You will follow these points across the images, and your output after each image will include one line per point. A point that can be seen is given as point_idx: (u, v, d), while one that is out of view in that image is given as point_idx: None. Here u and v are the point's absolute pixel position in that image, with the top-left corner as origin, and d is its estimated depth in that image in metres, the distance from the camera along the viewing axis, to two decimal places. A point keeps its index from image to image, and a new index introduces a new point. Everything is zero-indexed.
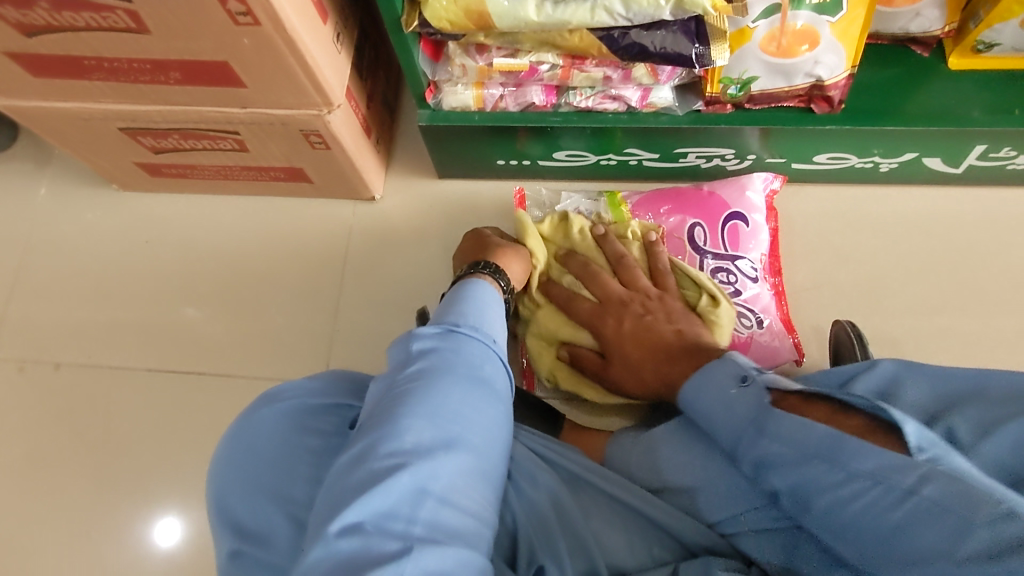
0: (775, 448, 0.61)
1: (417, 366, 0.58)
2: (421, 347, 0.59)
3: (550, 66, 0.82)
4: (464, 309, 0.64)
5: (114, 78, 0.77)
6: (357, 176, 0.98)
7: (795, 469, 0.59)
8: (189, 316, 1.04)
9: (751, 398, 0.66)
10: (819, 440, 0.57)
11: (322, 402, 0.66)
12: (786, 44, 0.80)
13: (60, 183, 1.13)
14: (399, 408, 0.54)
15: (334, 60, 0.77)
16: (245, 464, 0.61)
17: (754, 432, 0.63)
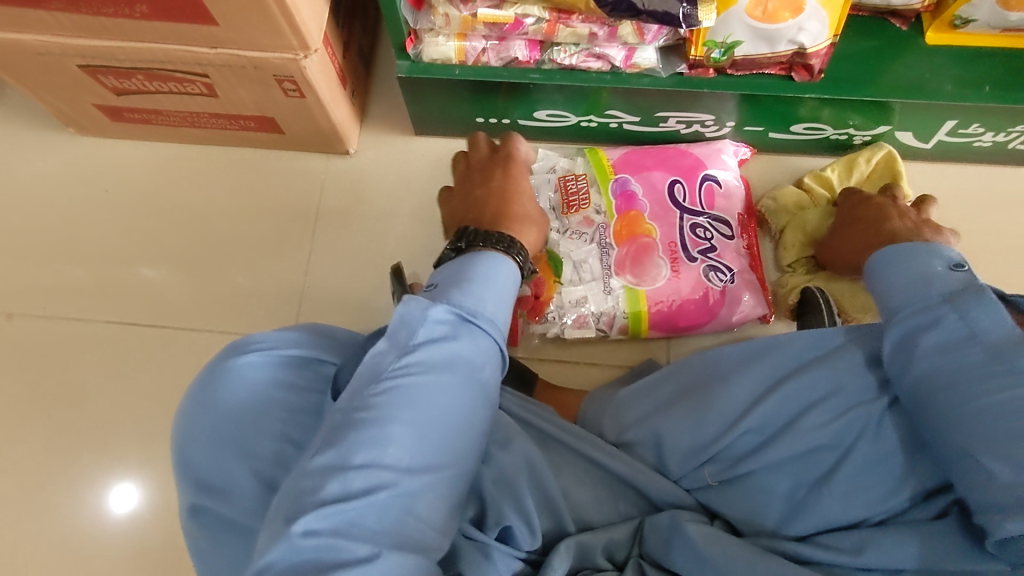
0: (962, 332, 0.59)
1: (419, 357, 0.56)
2: (427, 338, 0.57)
3: (536, 20, 0.80)
4: (481, 294, 0.62)
5: (74, 9, 0.72)
6: (331, 128, 0.96)
7: (958, 349, 0.58)
8: (155, 274, 1.01)
9: (952, 278, 0.64)
10: (999, 338, 0.57)
11: (294, 356, 0.64)
12: (771, 9, 0.79)
13: (12, 124, 1.07)
14: (391, 408, 0.53)
15: (312, 0, 0.74)
16: (212, 418, 0.61)
17: (946, 307, 0.61)
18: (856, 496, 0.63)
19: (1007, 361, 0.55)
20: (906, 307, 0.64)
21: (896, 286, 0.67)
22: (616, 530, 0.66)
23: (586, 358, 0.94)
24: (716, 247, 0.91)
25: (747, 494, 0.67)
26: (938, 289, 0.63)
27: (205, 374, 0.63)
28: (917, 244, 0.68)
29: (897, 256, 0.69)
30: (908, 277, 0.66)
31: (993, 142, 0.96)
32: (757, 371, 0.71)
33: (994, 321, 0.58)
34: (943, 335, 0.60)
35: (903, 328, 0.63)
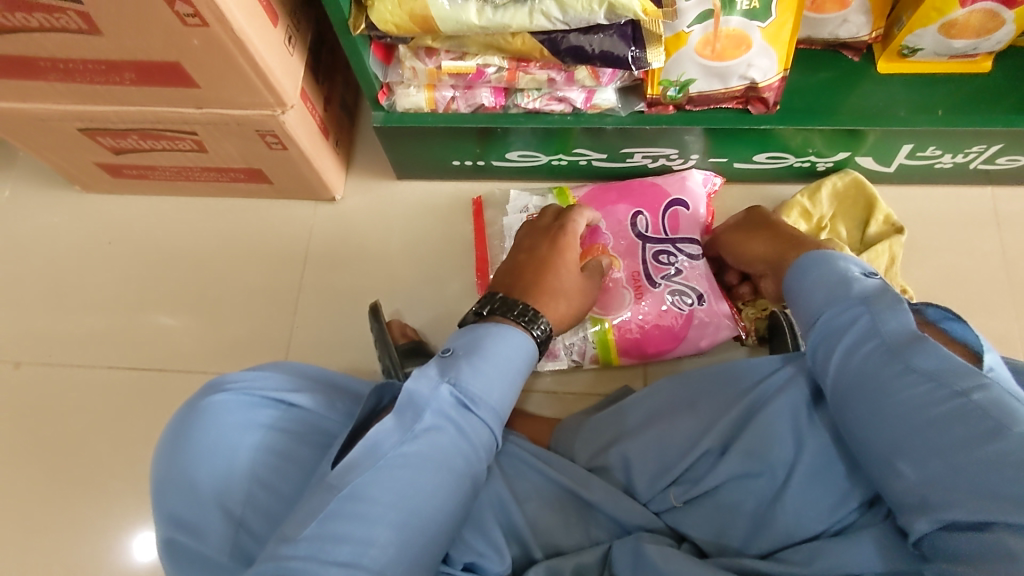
0: (866, 333, 0.59)
1: (417, 444, 0.60)
2: (427, 422, 0.61)
3: (497, 68, 0.86)
4: (490, 379, 0.65)
5: (70, 79, 0.79)
6: (315, 177, 1.01)
7: (861, 351, 0.59)
8: (171, 325, 1.06)
9: (869, 284, 0.63)
10: (898, 337, 0.57)
11: (268, 396, 0.68)
12: (720, 48, 0.84)
13: (24, 185, 1.15)
14: (383, 493, 0.56)
15: (286, 61, 0.80)
16: (184, 457, 0.64)
17: (862, 309, 0.60)
18: (811, 509, 0.64)
19: (902, 359, 0.56)
20: (823, 312, 0.63)
21: (810, 295, 0.66)
22: (585, 554, 0.68)
23: (564, 388, 0.96)
24: (682, 271, 0.93)
25: (708, 512, 0.68)
26: (852, 292, 0.62)
27: (183, 416, 0.67)
28: (824, 252, 0.68)
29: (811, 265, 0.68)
30: (819, 285, 0.65)
31: (953, 163, 0.98)
32: (710, 401, 0.74)
33: (898, 322, 0.58)
34: (850, 337, 0.60)
35: (821, 335, 0.63)
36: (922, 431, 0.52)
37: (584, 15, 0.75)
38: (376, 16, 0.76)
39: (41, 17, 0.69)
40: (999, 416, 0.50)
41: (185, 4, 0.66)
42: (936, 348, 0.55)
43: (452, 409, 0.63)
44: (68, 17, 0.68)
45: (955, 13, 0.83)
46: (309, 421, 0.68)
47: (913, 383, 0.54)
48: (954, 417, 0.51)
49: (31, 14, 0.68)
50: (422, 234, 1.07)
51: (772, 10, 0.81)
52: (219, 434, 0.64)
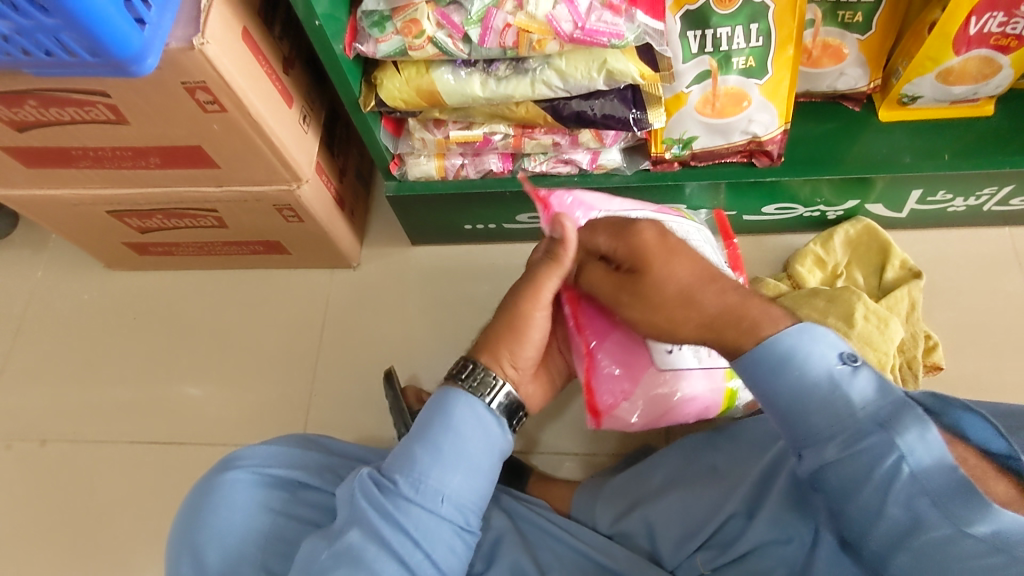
0: (886, 475, 0.50)
1: (345, 541, 0.58)
2: (389, 531, 0.58)
3: (503, 135, 0.88)
4: (402, 456, 0.60)
5: (99, 166, 0.84)
6: (331, 246, 1.04)
7: (877, 486, 0.50)
8: (200, 396, 1.07)
9: (865, 386, 0.52)
10: (934, 479, 0.49)
11: (280, 475, 0.67)
12: (720, 106, 0.86)
13: (56, 265, 1.19)
14: None
15: (301, 139, 0.84)
16: (193, 542, 0.63)
17: (876, 435, 0.50)
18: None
19: (952, 508, 0.48)
20: (828, 437, 0.52)
21: (790, 400, 0.54)
22: None
23: (585, 449, 0.94)
24: None
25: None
26: (847, 412, 0.52)
27: (196, 495, 0.66)
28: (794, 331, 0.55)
29: (782, 360, 0.54)
30: (790, 386, 0.54)
31: (966, 206, 0.97)
32: (732, 469, 0.72)
33: (935, 457, 0.49)
34: (852, 470, 0.51)
35: (823, 463, 0.52)
36: None
37: (584, 82, 0.77)
38: (384, 93, 0.79)
39: (72, 111, 0.73)
40: None
41: (205, 92, 0.70)
42: (961, 501, 0.48)
43: (411, 515, 0.58)
44: (97, 110, 0.73)
45: (951, 61, 0.84)
46: (321, 499, 0.67)
47: (967, 538, 0.47)
48: None
49: (63, 108, 0.72)
50: (437, 297, 1.09)
51: (768, 68, 0.83)
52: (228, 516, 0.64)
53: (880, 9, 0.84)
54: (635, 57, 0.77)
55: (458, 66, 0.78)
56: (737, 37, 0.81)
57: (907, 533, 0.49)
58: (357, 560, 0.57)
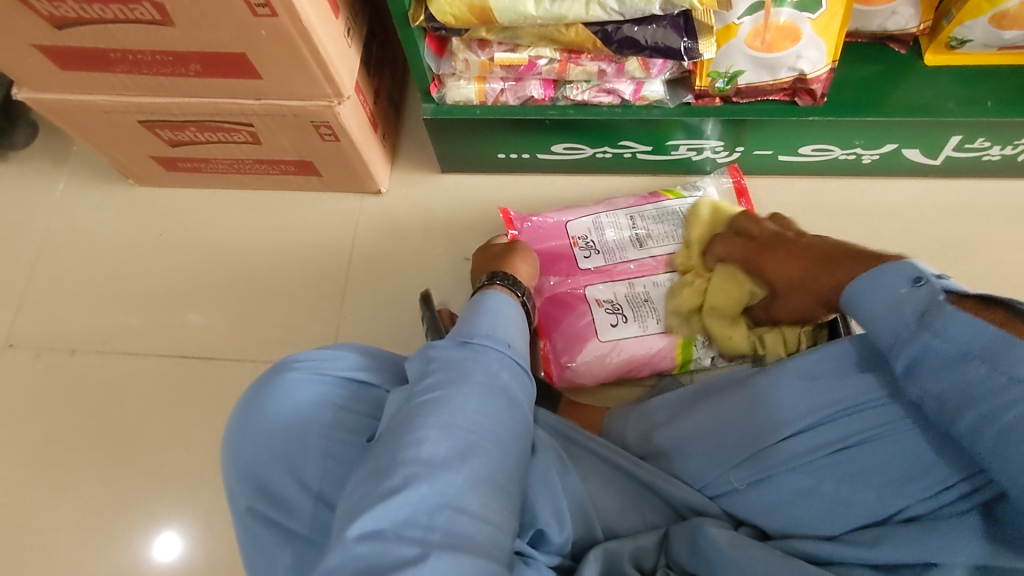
0: (951, 351, 0.51)
1: (433, 377, 0.63)
2: (475, 355, 0.64)
3: (548, 60, 0.87)
4: (472, 320, 0.70)
5: (136, 71, 0.82)
6: (364, 168, 1.03)
7: (950, 372, 0.51)
8: (194, 324, 1.08)
9: (922, 296, 0.56)
10: (982, 339, 0.50)
11: (338, 375, 0.71)
12: (770, 39, 0.85)
13: (78, 178, 1.18)
14: (418, 421, 0.58)
15: (344, 52, 0.82)
16: (257, 434, 0.67)
17: (924, 334, 0.53)
18: (887, 491, 0.59)
19: (1001, 369, 0.48)
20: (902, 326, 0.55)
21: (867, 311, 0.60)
22: (643, 538, 0.67)
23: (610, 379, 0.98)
24: (598, 259, 0.95)
25: (774, 492, 0.64)
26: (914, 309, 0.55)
27: (255, 394, 0.70)
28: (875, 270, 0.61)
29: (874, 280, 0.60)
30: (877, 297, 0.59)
31: (1001, 155, 0.98)
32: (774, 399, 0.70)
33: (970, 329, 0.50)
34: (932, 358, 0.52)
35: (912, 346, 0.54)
36: None
37: (640, 6, 0.76)
38: (435, 7, 0.78)
39: (117, 9, 0.71)
40: None
41: None
42: None
43: (489, 347, 0.65)
44: (143, 9, 0.71)
45: (1007, 3, 0.83)
46: (377, 397, 0.71)
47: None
48: None
49: (108, 6, 0.70)
50: (466, 227, 1.09)
51: (822, 2, 0.81)
52: (292, 411, 0.67)
53: None
54: None
55: None
56: None
57: (964, 399, 0.50)
58: (455, 375, 0.62)
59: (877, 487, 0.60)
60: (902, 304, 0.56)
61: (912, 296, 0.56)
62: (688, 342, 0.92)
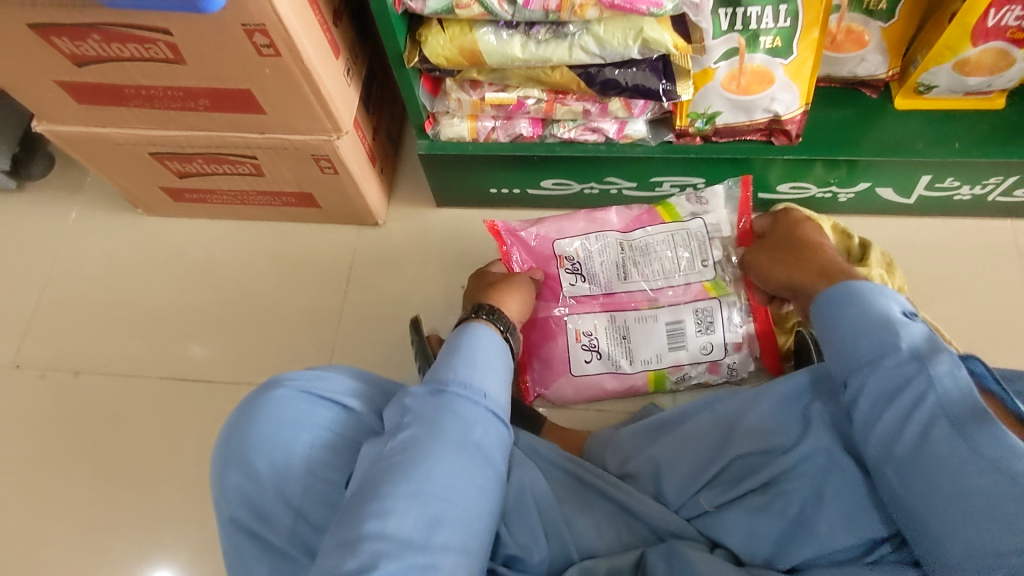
0: (918, 395, 0.55)
1: (405, 436, 0.63)
2: (462, 406, 0.65)
3: (536, 100, 0.92)
4: (450, 364, 0.70)
5: (150, 105, 0.87)
6: (361, 201, 1.07)
7: (907, 421, 0.55)
8: (191, 356, 1.11)
9: (917, 332, 0.59)
10: (956, 405, 0.54)
11: (320, 393, 0.74)
12: (745, 83, 0.90)
13: (89, 209, 1.23)
14: (387, 487, 0.59)
15: (343, 89, 0.87)
16: (241, 450, 0.69)
17: (913, 365, 0.56)
18: (848, 523, 0.62)
19: (968, 440, 0.52)
20: (871, 360, 0.59)
21: (845, 327, 0.63)
22: (618, 558, 0.68)
23: (594, 406, 1.01)
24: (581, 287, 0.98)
25: (740, 517, 0.68)
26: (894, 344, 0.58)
27: (244, 408, 0.72)
28: (870, 287, 0.64)
29: (846, 297, 0.64)
30: (854, 318, 0.62)
31: (971, 195, 1.02)
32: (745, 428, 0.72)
33: (958, 388, 0.54)
34: (886, 385, 0.57)
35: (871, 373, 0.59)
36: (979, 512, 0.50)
37: (619, 50, 0.82)
38: (428, 49, 0.83)
39: (133, 48, 0.77)
40: None
41: (263, 36, 0.73)
42: (1005, 434, 0.51)
43: (476, 396, 0.67)
44: (158, 48, 0.76)
45: (968, 51, 0.88)
46: (359, 419, 0.73)
47: (981, 457, 0.51)
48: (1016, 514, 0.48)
49: (125, 45, 0.76)
50: (458, 258, 1.13)
51: (793, 49, 0.87)
52: (274, 428, 0.70)
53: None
54: (670, 27, 0.81)
55: (502, 28, 0.82)
56: (767, 17, 0.84)
57: (915, 449, 0.54)
58: (443, 433, 0.63)
59: (834, 519, 0.63)
60: (889, 324, 0.60)
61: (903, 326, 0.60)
62: (660, 378, 0.97)
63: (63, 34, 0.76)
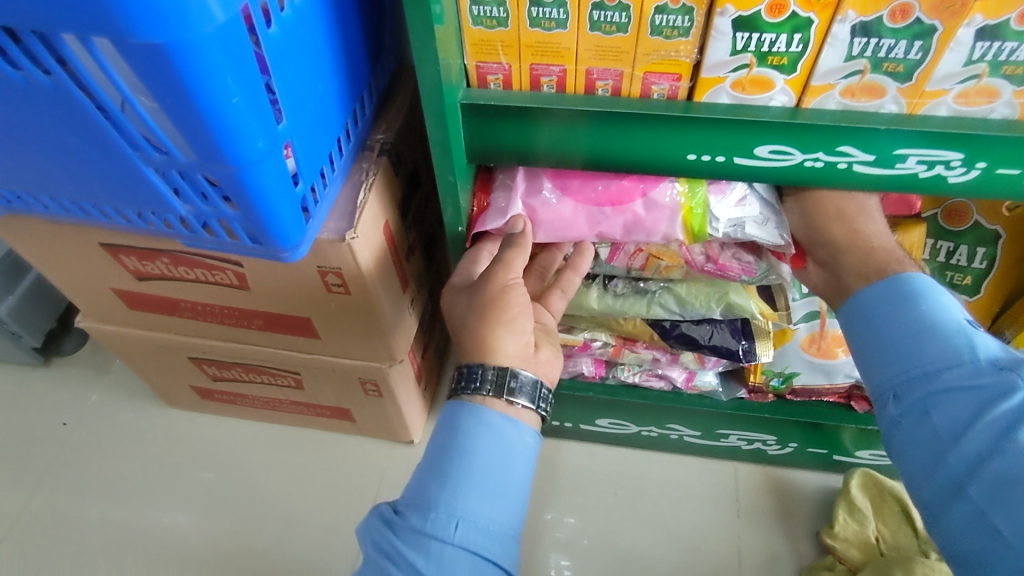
0: (931, 400, 0.55)
1: (412, 509, 0.55)
2: (434, 479, 0.56)
3: (603, 343, 0.88)
4: (485, 501, 0.56)
5: (200, 319, 0.83)
6: (401, 421, 1.00)
7: (938, 409, 0.54)
8: None
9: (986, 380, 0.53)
10: (978, 387, 0.53)
11: None
12: (826, 346, 0.85)
13: (111, 392, 1.16)
14: (433, 483, 0.56)
15: (404, 320, 0.83)
16: None
17: (900, 334, 0.58)
18: None
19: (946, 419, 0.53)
20: (935, 365, 0.55)
21: (899, 335, 0.58)
22: None
23: None
24: None
25: None
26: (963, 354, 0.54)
27: None
28: (924, 318, 0.57)
29: (892, 300, 0.60)
30: (912, 320, 0.58)
31: None
32: None
33: (984, 365, 0.53)
34: (929, 379, 0.55)
35: (927, 394, 0.55)
36: (927, 443, 0.54)
37: (702, 311, 0.79)
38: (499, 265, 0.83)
39: (199, 272, 0.74)
40: (968, 419, 0.52)
41: (336, 276, 0.70)
42: (953, 411, 0.53)
43: (452, 461, 0.57)
44: (224, 274, 0.73)
45: None
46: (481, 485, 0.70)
47: (938, 421, 0.54)
48: (942, 403, 0.54)
49: (192, 269, 0.73)
50: None
51: None
52: None
53: (987, 276, 0.87)
54: (755, 295, 0.78)
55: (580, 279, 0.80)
56: None
57: (925, 404, 0.55)
58: (408, 514, 0.55)
59: None
60: (920, 352, 0.57)
61: (953, 380, 0.54)
62: None
63: (132, 254, 0.73)
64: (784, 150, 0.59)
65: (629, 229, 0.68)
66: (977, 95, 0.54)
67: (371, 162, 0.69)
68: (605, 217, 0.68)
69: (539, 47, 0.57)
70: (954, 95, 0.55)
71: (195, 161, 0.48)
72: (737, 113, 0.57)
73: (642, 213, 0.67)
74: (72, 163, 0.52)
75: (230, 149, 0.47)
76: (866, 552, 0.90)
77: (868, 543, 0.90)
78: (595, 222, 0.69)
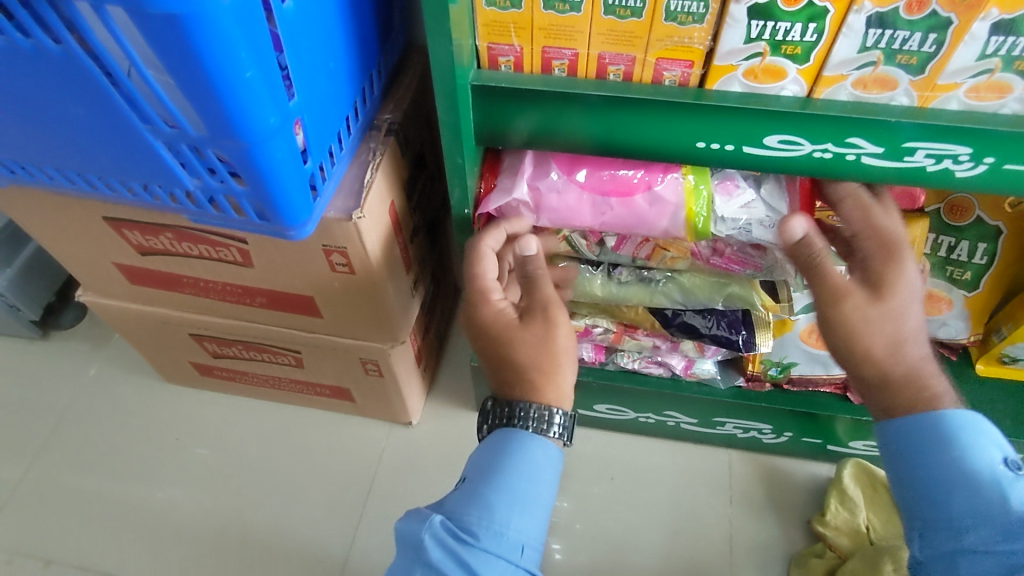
0: (974, 512, 0.55)
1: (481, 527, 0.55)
2: (498, 496, 0.57)
3: (604, 329, 0.89)
4: (537, 519, 0.58)
5: (202, 295, 0.83)
6: (400, 402, 1.00)
7: (978, 517, 0.55)
8: (166, 560, 0.97)
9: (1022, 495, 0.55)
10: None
11: None
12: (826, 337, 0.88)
13: (110, 366, 1.16)
14: (499, 504, 0.57)
15: (407, 301, 0.83)
16: None
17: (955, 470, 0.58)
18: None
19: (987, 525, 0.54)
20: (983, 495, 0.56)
21: (933, 482, 0.58)
22: None
23: None
24: None
25: None
26: (995, 500, 0.55)
27: None
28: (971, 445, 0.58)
29: (924, 439, 0.59)
30: (946, 467, 0.57)
31: None
32: None
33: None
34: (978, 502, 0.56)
35: (956, 548, 0.55)
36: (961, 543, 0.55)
37: (704, 301, 0.79)
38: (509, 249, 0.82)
39: (203, 248, 0.74)
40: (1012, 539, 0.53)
41: (341, 255, 0.70)
42: (993, 520, 0.54)
43: (516, 485, 0.58)
44: (228, 251, 0.73)
45: None
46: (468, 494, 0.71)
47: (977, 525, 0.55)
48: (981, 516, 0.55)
49: (196, 244, 0.73)
50: None
51: None
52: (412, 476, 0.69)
53: (987, 272, 0.88)
54: (758, 285, 0.78)
55: (583, 266, 0.80)
56: None
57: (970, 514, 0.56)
58: (475, 531, 0.55)
59: None
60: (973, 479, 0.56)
61: (998, 499, 0.55)
62: None
63: (136, 228, 0.73)
64: (793, 141, 0.59)
65: (631, 221, 0.69)
66: (988, 90, 0.55)
67: (378, 141, 0.69)
68: (610, 208, 0.69)
69: (552, 30, 0.57)
70: (965, 90, 0.55)
71: (206, 136, 0.48)
72: (748, 102, 0.57)
73: (646, 208, 0.68)
74: (80, 135, 0.51)
75: (242, 125, 0.46)
76: (855, 542, 0.91)
77: (857, 533, 0.92)
78: (599, 212, 0.69)
